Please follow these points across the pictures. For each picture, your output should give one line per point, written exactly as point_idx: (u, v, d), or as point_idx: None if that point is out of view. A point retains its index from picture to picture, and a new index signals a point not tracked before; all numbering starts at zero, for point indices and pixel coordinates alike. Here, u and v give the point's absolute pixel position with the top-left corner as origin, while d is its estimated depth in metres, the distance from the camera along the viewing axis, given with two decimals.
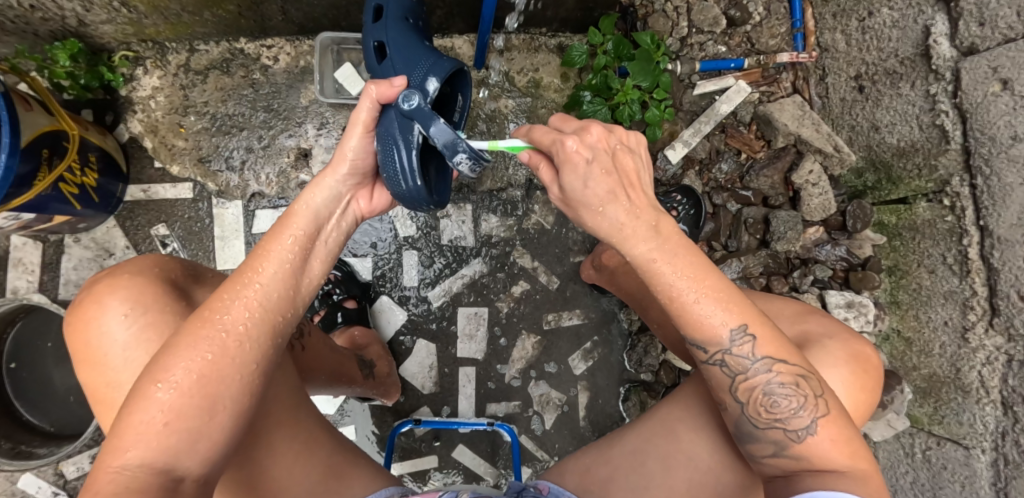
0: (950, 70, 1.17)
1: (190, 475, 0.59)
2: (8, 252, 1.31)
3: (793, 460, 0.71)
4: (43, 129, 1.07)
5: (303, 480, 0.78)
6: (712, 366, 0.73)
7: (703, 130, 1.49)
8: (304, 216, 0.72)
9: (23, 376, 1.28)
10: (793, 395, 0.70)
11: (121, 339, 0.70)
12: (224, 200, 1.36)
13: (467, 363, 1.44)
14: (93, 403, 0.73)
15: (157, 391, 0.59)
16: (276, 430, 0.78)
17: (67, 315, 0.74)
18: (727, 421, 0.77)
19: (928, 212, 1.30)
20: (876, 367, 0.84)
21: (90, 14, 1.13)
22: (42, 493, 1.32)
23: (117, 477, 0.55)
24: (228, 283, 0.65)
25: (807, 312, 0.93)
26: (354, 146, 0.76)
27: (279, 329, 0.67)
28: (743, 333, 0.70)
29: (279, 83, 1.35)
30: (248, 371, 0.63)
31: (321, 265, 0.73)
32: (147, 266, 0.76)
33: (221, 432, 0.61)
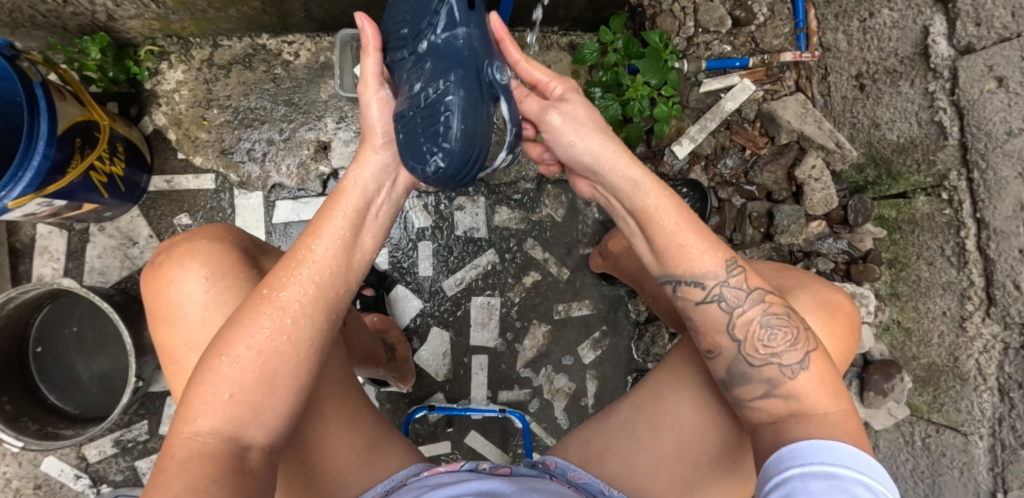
0: (947, 69, 1.22)
1: (255, 445, 0.66)
2: (34, 241, 1.35)
3: (783, 399, 0.74)
4: (76, 120, 1.11)
5: (353, 447, 0.84)
6: (708, 303, 0.78)
7: (709, 127, 1.53)
8: (353, 193, 0.75)
9: (48, 360, 1.32)
10: (786, 326, 0.76)
11: (201, 300, 0.76)
12: (246, 191, 1.41)
13: (480, 351, 1.48)
14: (165, 356, 0.78)
15: (221, 365, 0.65)
16: (329, 400, 0.83)
17: (146, 272, 0.80)
18: (717, 370, 0.79)
19: (927, 206, 1.34)
20: (848, 312, 0.89)
21: (119, 9, 1.17)
22: (64, 476, 1.36)
23: (190, 442, 0.63)
24: (285, 262, 0.71)
25: (784, 269, 0.97)
26: (377, 114, 0.78)
27: (332, 306, 0.73)
28: (736, 266, 0.77)
29: (299, 78, 1.40)
30: (305, 349, 0.69)
31: (371, 240, 0.77)
32: (222, 233, 0.82)
33: (282, 405, 0.68)
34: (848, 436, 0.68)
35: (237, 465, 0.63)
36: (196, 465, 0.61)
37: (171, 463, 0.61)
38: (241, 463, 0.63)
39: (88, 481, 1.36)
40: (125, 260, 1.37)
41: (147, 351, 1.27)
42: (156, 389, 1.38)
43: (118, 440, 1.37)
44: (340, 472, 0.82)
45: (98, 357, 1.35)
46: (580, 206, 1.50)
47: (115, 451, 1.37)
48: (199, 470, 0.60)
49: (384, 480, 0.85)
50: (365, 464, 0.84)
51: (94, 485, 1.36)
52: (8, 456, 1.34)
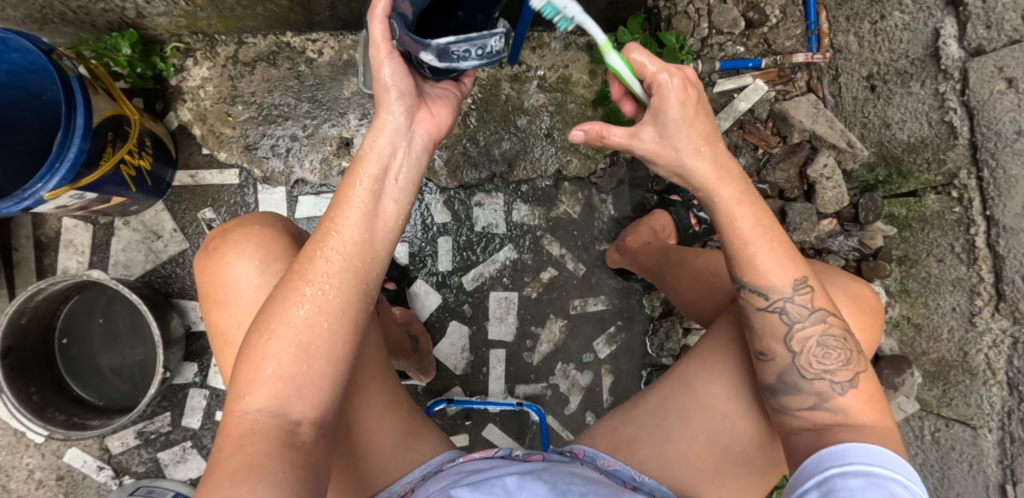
0: (958, 70, 1.25)
1: (304, 420, 0.67)
2: (59, 234, 1.37)
3: (830, 413, 0.77)
4: (108, 114, 1.12)
5: (391, 430, 0.89)
6: (769, 312, 0.79)
7: (722, 126, 1.58)
8: (372, 158, 0.77)
9: (73, 352, 1.34)
10: (842, 349, 0.79)
11: (250, 281, 0.81)
12: (269, 186, 1.42)
13: (498, 346, 1.50)
14: (217, 336, 0.84)
15: (266, 343, 0.67)
16: (370, 384, 0.88)
17: (200, 257, 0.86)
18: (767, 374, 0.81)
19: (937, 204, 1.37)
20: (874, 306, 0.92)
21: (149, 6, 1.19)
22: (87, 467, 1.37)
23: (243, 419, 0.66)
24: (315, 238, 0.73)
25: (808, 263, 1.00)
26: (390, 75, 0.78)
27: (361, 276, 0.73)
28: (804, 284, 0.79)
29: (322, 76, 1.42)
30: (339, 322, 0.70)
31: (395, 205, 0.77)
32: (270, 220, 0.89)
33: (322, 380, 0.69)
34: (886, 443, 0.72)
35: (285, 440, 0.65)
36: (249, 442, 0.64)
37: (227, 440, 0.65)
38: (288, 439, 0.65)
39: (111, 472, 1.37)
40: (149, 253, 1.39)
41: (171, 343, 1.29)
42: (179, 381, 1.40)
43: (140, 432, 1.38)
44: (384, 455, 0.87)
45: (123, 349, 1.37)
46: (596, 203, 1.53)
47: (137, 443, 1.39)
48: (251, 447, 0.63)
49: (422, 466, 0.91)
50: (400, 446, 0.90)
51: (116, 476, 1.37)
52: (31, 448, 1.35)
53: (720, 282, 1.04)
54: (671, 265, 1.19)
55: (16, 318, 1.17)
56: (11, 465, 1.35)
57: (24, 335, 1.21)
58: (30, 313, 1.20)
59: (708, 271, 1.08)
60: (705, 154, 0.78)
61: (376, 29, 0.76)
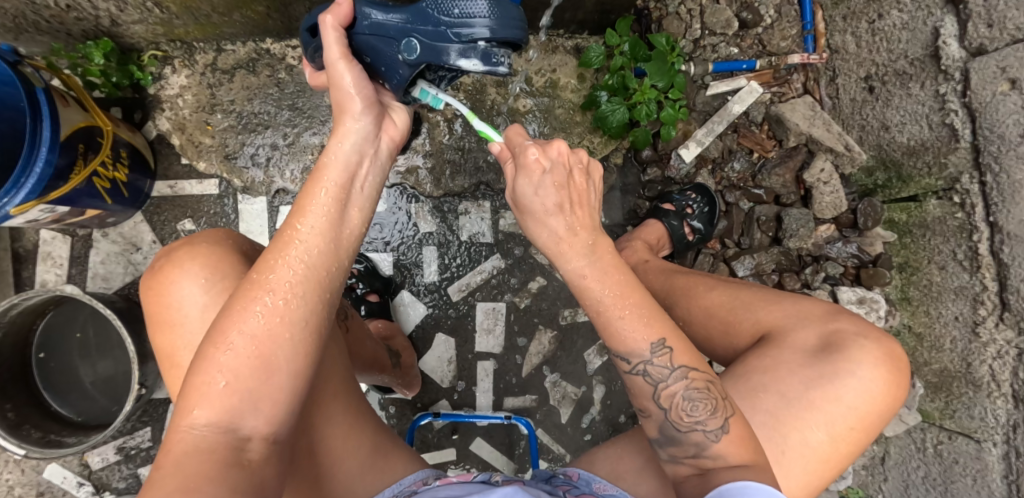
0: (959, 71, 1.20)
1: (255, 436, 0.63)
2: (38, 246, 1.34)
3: (711, 458, 0.75)
4: (79, 125, 1.10)
5: (355, 450, 0.87)
6: (634, 376, 0.78)
7: (716, 130, 1.51)
8: (337, 167, 0.76)
9: (51, 366, 1.32)
10: (706, 399, 0.77)
11: (197, 301, 0.80)
12: (250, 196, 1.40)
13: (485, 358, 1.47)
14: (164, 359, 0.82)
15: (219, 352, 0.64)
16: (334, 405, 0.86)
17: (144, 278, 0.85)
18: (650, 430, 0.81)
19: (938, 209, 1.33)
20: (904, 366, 0.94)
21: (123, 14, 1.16)
22: (67, 483, 1.35)
23: (187, 435, 0.61)
24: (274, 245, 0.71)
25: (838, 311, 1.00)
26: (350, 81, 0.78)
27: (324, 283, 0.71)
28: (662, 345, 0.77)
29: (304, 83, 1.39)
30: (300, 332, 0.67)
31: (358, 213, 0.77)
32: (221, 237, 0.87)
33: (280, 392, 0.65)
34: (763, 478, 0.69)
35: (234, 456, 0.61)
36: (191, 461, 0.58)
37: (167, 458, 0.59)
38: (239, 454, 0.61)
39: (91, 489, 1.35)
40: (128, 266, 1.37)
41: (149, 358, 1.26)
42: (159, 396, 1.37)
43: (120, 447, 1.36)
44: (346, 475, 0.85)
45: (103, 363, 1.35)
46: None
47: (118, 458, 1.36)
48: (193, 467, 0.58)
49: (392, 486, 0.88)
50: (365, 469, 0.87)
51: (97, 492, 1.35)
52: (11, 463, 1.33)
53: (737, 321, 1.06)
54: (679, 294, 1.18)
55: None
56: None
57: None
58: (4, 329, 1.17)
59: (723, 308, 1.09)
60: (566, 212, 0.78)
61: (331, 37, 0.76)
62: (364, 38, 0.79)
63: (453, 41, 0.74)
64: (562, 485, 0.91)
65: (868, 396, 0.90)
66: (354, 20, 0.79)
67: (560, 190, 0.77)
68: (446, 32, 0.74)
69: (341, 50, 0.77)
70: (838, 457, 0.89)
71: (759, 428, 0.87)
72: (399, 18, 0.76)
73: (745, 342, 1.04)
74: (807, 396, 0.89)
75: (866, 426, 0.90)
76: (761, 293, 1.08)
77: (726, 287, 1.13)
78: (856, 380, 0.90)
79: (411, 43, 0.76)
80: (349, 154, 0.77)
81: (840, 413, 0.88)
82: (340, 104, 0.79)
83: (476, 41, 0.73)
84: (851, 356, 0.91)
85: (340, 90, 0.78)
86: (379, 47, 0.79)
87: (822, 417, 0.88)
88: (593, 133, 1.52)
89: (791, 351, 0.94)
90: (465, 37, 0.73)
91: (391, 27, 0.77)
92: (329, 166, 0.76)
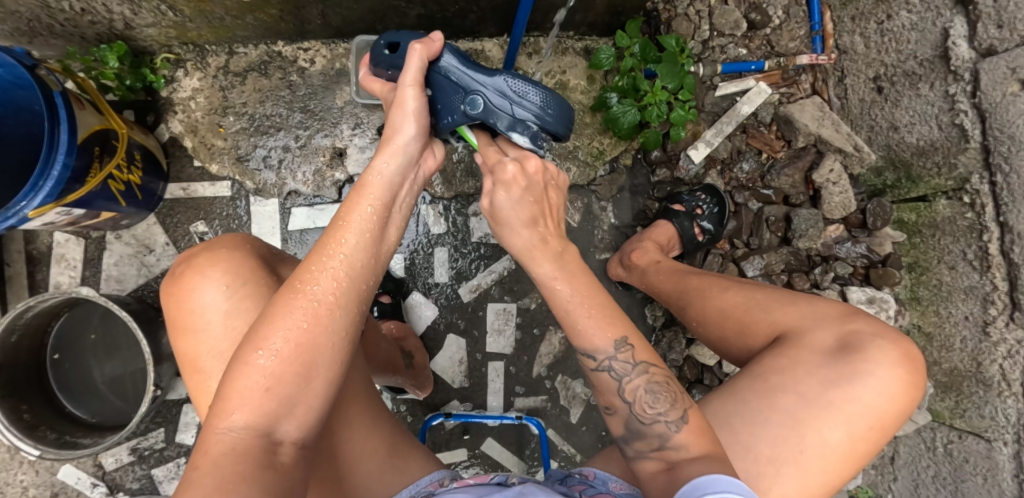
0: (968, 71, 1.21)
1: (288, 440, 0.65)
2: (51, 249, 1.35)
3: (676, 450, 0.78)
4: (95, 128, 1.10)
5: (375, 454, 0.88)
6: (600, 372, 0.82)
7: (725, 131, 1.52)
8: (380, 186, 0.77)
9: (65, 367, 1.33)
10: (665, 392, 0.81)
11: (223, 308, 0.81)
12: (261, 198, 1.41)
13: (496, 358, 1.47)
14: (187, 364, 0.83)
15: (258, 357, 0.65)
16: (353, 409, 0.88)
17: (166, 283, 0.85)
18: (616, 427, 0.84)
19: (948, 209, 1.33)
20: (921, 365, 0.94)
21: (137, 18, 1.17)
22: (81, 484, 1.35)
23: (224, 437, 0.62)
24: (313, 254, 0.72)
25: (853, 312, 1.00)
26: (413, 106, 0.79)
27: (361, 296, 0.73)
28: (625, 342, 0.81)
29: (314, 85, 1.40)
30: (337, 339, 0.69)
31: (392, 228, 0.79)
32: (240, 242, 0.88)
33: (315, 398, 0.67)
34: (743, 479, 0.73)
35: (270, 459, 0.62)
36: (228, 463, 0.60)
37: (204, 460, 0.60)
38: (274, 456, 0.63)
39: (105, 489, 1.36)
40: (141, 268, 1.37)
41: (163, 359, 1.26)
42: (173, 397, 1.38)
43: (134, 448, 1.36)
44: (362, 478, 0.86)
45: (117, 365, 1.35)
46: (596, 211, 1.56)
47: (131, 459, 1.37)
48: (229, 468, 0.59)
49: (410, 488, 0.89)
50: (385, 472, 0.88)
51: (111, 493, 1.36)
52: (25, 464, 1.34)
53: (752, 322, 1.07)
54: (694, 295, 1.21)
55: (7, 337, 1.15)
56: (5, 482, 1.33)
57: (15, 353, 1.20)
58: (19, 332, 1.18)
59: (738, 309, 1.11)
60: (537, 226, 0.82)
61: (413, 65, 0.79)
62: (435, 75, 0.83)
63: (513, 118, 0.80)
64: (577, 485, 0.92)
65: (886, 395, 0.90)
66: (438, 57, 0.82)
67: (535, 205, 0.82)
68: (514, 111, 0.80)
69: (415, 77, 0.79)
70: (857, 456, 0.90)
71: (778, 427, 0.88)
72: (474, 74, 0.81)
73: (761, 341, 1.05)
74: (826, 396, 0.89)
75: (884, 426, 0.91)
76: (777, 294, 1.09)
77: (741, 288, 1.15)
78: (874, 380, 0.90)
79: (474, 100, 0.80)
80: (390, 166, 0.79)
81: (858, 412, 0.89)
82: (392, 127, 0.80)
83: (535, 131, 0.80)
84: (869, 356, 0.91)
85: (399, 112, 0.79)
86: (447, 89, 0.83)
87: (842, 416, 0.88)
88: (602, 134, 1.53)
89: (809, 351, 0.95)
90: (525, 118, 0.80)
91: (463, 79, 0.81)
92: (370, 184, 0.77)
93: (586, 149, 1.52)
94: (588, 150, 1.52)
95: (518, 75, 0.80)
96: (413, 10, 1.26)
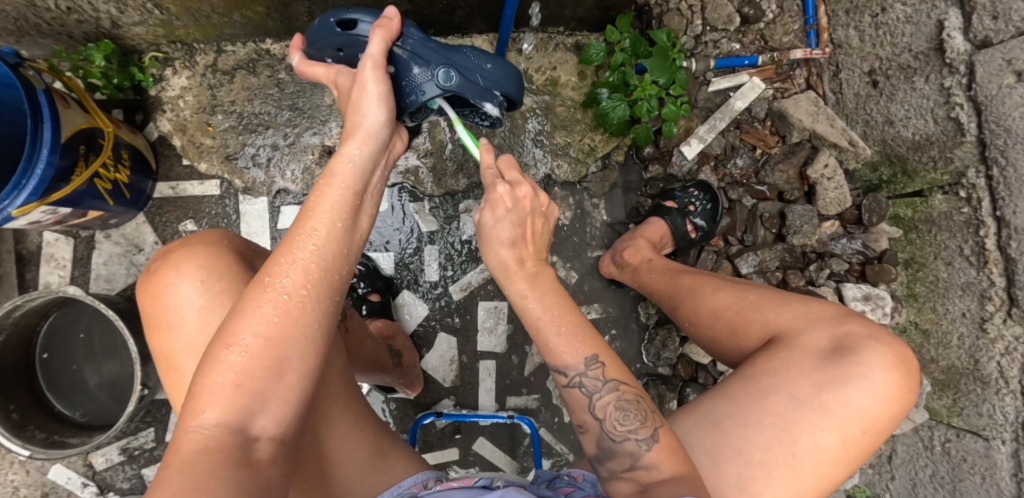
0: (964, 64, 1.18)
1: (264, 436, 0.64)
2: (41, 248, 1.35)
3: (646, 470, 0.77)
4: (80, 127, 1.10)
5: (357, 451, 0.87)
6: (571, 389, 0.82)
7: (718, 126, 1.50)
8: (349, 174, 0.77)
9: (54, 366, 1.32)
10: (635, 410, 0.80)
11: (198, 304, 0.80)
12: (251, 197, 1.41)
13: (488, 357, 1.46)
14: (162, 361, 0.82)
15: (229, 354, 0.65)
16: (335, 405, 0.86)
17: (141, 280, 0.84)
18: (589, 446, 0.83)
19: (944, 204, 1.31)
20: (916, 369, 0.92)
21: (123, 16, 1.16)
22: (71, 484, 1.35)
23: (196, 435, 0.61)
24: (282, 247, 0.71)
25: (848, 314, 0.98)
26: (376, 91, 0.78)
27: (335, 287, 0.73)
28: (596, 360, 0.82)
29: (303, 83, 1.39)
30: (310, 332, 0.68)
31: (367, 218, 0.79)
32: (218, 238, 0.87)
33: (290, 391, 0.66)
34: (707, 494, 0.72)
35: (244, 455, 0.61)
36: (198, 460, 0.58)
37: (176, 457, 0.59)
38: (249, 452, 0.61)
39: (95, 489, 1.35)
40: (131, 267, 1.37)
41: (152, 358, 1.26)
42: (162, 396, 1.38)
43: (124, 448, 1.36)
44: (347, 478, 0.84)
45: (108, 364, 1.35)
46: (588, 208, 1.55)
47: (121, 459, 1.37)
48: (200, 465, 0.57)
49: (391, 489, 0.88)
50: (367, 471, 0.87)
51: (101, 493, 1.36)
52: (15, 464, 1.34)
53: (745, 322, 1.06)
54: (685, 296, 1.20)
55: None
56: None
57: (3, 352, 1.20)
58: (7, 331, 1.18)
59: (730, 309, 1.09)
60: (517, 246, 0.86)
61: (376, 42, 0.77)
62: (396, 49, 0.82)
63: (480, 88, 0.85)
64: (565, 487, 0.90)
65: (880, 399, 0.88)
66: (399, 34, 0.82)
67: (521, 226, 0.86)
68: (481, 84, 0.85)
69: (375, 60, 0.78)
70: (850, 460, 0.88)
71: (771, 430, 0.86)
72: (440, 48, 0.83)
73: (754, 343, 1.03)
74: (820, 399, 0.88)
75: (877, 430, 0.89)
76: (770, 295, 1.07)
77: (734, 288, 1.13)
78: (868, 384, 0.88)
79: (441, 73, 0.82)
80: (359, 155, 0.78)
81: (851, 415, 0.87)
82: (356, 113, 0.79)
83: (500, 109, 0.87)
84: (863, 359, 0.90)
85: (365, 97, 0.78)
86: (410, 64, 0.83)
87: (835, 420, 0.87)
88: (594, 130, 1.52)
89: (803, 353, 0.93)
90: (490, 86, 0.85)
91: (429, 54, 0.82)
92: (338, 173, 0.77)
93: (578, 146, 1.51)
94: (580, 146, 1.51)
95: (479, 52, 0.86)
96: (401, 6, 1.25)
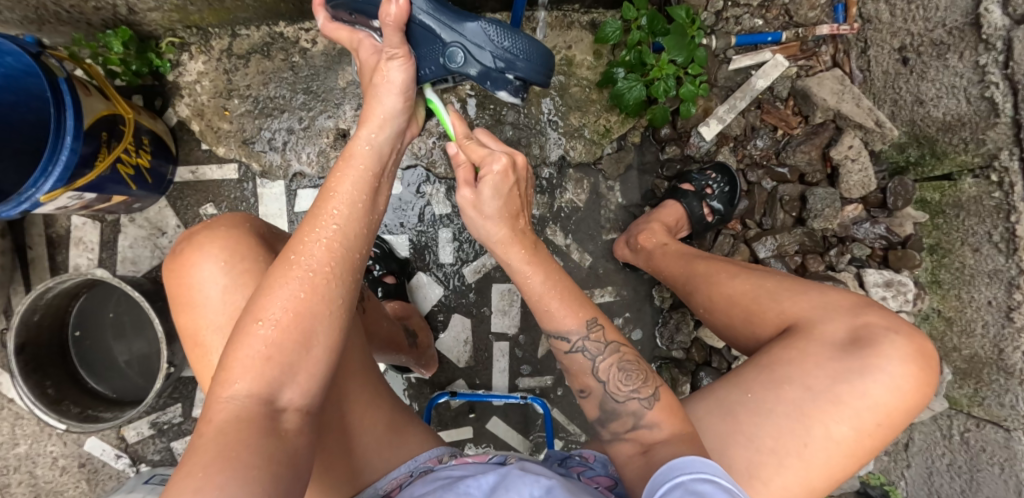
0: (1001, 40, 1.12)
1: (290, 406, 0.66)
2: (69, 232, 1.40)
3: (649, 429, 0.81)
4: (101, 114, 1.12)
5: (375, 424, 0.90)
6: (574, 353, 0.87)
7: (738, 106, 1.47)
8: (367, 155, 0.80)
9: (86, 344, 1.39)
10: (635, 372, 0.85)
11: (222, 284, 0.82)
12: (268, 180, 1.43)
13: (501, 338, 1.48)
14: (188, 338, 0.85)
15: (258, 328, 0.67)
16: (352, 380, 0.88)
17: (167, 261, 0.87)
18: (593, 409, 0.87)
19: (974, 188, 1.26)
20: (936, 362, 0.90)
21: (139, 3, 1.17)
22: (105, 455, 1.43)
23: (228, 405, 0.64)
24: (305, 227, 0.74)
25: (865, 304, 0.97)
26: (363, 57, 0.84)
27: (356, 266, 0.75)
28: (595, 323, 0.87)
29: (317, 66, 1.40)
30: (335, 307, 0.71)
31: (383, 197, 0.82)
32: (240, 221, 0.89)
33: (316, 365, 0.69)
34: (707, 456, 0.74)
35: (273, 424, 0.64)
36: (231, 429, 0.61)
37: (209, 427, 0.62)
38: (277, 422, 0.64)
39: (129, 460, 1.43)
40: (155, 250, 1.42)
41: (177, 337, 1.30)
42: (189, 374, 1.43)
43: (154, 422, 1.43)
44: (369, 448, 0.87)
45: (138, 341, 1.41)
46: (602, 191, 1.54)
47: (152, 433, 1.43)
48: (233, 435, 0.60)
49: (409, 462, 0.90)
50: (385, 444, 0.90)
51: (133, 464, 1.43)
52: (54, 436, 1.41)
53: (761, 312, 1.05)
54: (700, 280, 1.19)
55: (29, 316, 1.20)
56: (36, 453, 1.41)
57: (38, 332, 1.25)
58: (41, 311, 1.23)
59: (746, 298, 1.08)
60: (511, 219, 0.84)
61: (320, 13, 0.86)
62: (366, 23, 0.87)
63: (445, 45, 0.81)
64: (577, 466, 0.92)
65: (897, 391, 0.87)
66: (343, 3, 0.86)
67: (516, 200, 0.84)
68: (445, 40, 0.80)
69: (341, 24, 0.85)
70: (863, 451, 0.87)
71: (784, 419, 0.86)
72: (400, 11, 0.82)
73: (770, 331, 1.02)
74: (834, 390, 0.87)
75: (893, 423, 0.88)
76: (788, 283, 1.06)
77: (750, 275, 1.12)
78: (885, 376, 0.87)
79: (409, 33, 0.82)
80: (373, 137, 0.80)
81: (866, 407, 0.86)
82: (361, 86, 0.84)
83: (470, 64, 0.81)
84: (881, 351, 0.88)
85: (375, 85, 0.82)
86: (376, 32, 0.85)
87: (848, 411, 0.86)
88: (609, 111, 1.49)
89: (819, 343, 0.92)
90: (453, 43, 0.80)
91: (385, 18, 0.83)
92: (356, 153, 0.80)
93: (593, 127, 1.49)
94: (595, 127, 1.49)
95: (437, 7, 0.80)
96: None
